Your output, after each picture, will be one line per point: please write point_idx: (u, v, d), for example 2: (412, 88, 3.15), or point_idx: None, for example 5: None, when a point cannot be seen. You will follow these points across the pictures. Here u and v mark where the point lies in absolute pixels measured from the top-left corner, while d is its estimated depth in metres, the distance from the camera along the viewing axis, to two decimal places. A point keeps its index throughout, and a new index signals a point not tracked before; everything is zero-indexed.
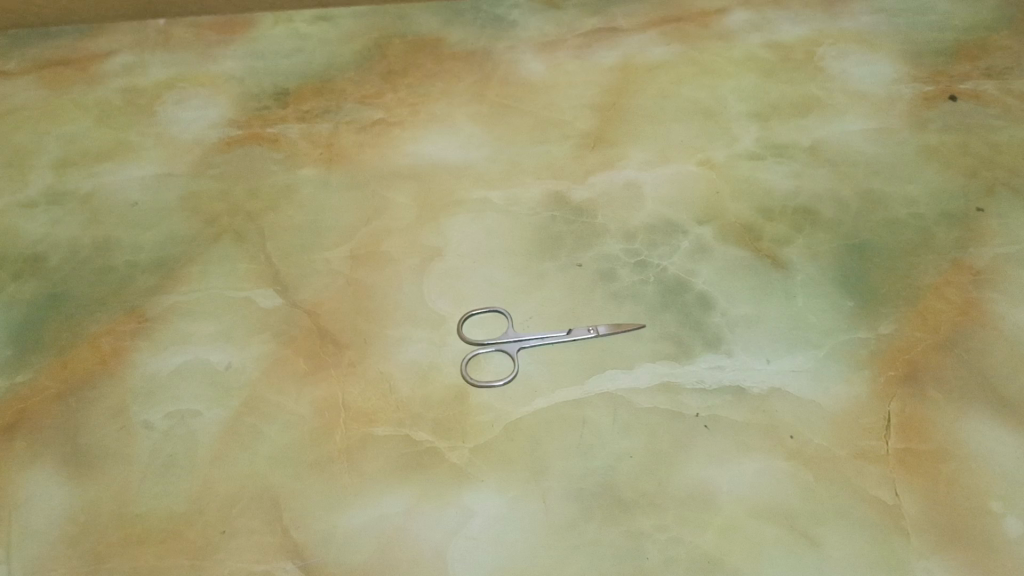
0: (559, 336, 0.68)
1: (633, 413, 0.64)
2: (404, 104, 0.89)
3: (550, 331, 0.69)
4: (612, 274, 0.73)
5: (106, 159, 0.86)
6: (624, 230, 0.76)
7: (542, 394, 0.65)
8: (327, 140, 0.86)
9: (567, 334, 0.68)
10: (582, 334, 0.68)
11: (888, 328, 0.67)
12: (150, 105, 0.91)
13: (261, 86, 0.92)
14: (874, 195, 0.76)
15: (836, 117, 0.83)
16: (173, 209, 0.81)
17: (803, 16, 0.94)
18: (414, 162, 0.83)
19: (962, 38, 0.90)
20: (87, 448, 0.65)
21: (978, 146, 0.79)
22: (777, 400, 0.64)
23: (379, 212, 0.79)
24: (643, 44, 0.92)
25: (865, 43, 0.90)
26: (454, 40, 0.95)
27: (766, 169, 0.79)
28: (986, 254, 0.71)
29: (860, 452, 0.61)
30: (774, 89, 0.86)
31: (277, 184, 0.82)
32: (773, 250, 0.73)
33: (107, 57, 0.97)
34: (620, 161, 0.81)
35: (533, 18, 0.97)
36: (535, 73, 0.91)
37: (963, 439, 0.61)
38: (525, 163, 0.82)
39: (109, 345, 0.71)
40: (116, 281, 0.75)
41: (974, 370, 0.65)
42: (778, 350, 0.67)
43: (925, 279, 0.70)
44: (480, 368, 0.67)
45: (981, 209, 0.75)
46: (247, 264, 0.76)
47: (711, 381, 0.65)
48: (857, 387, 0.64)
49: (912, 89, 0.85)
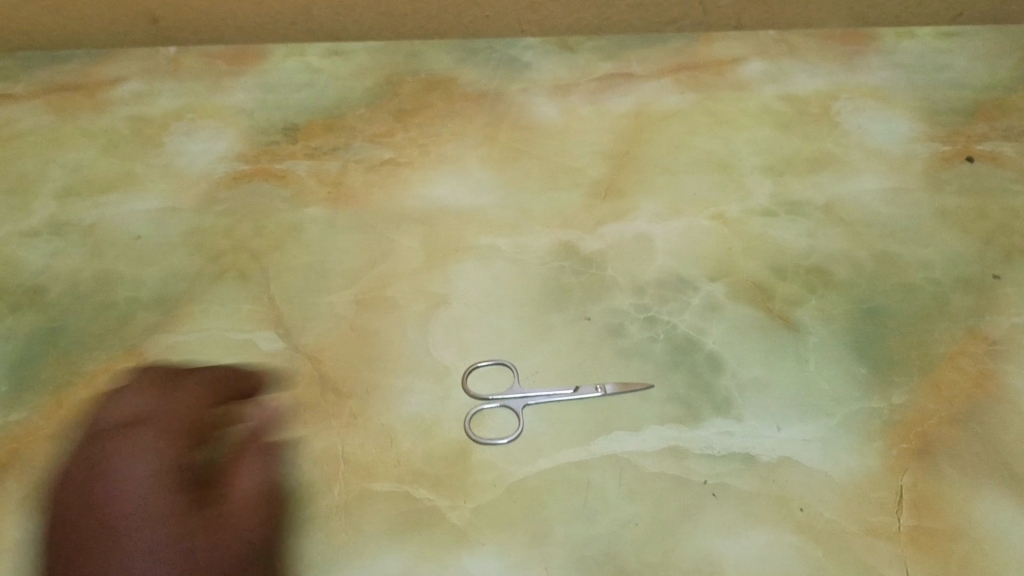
0: (565, 394, 0.67)
1: (639, 478, 0.62)
2: (415, 145, 0.88)
3: (555, 388, 0.68)
4: (620, 330, 0.71)
5: (111, 190, 0.85)
6: (634, 284, 0.74)
7: (546, 454, 0.64)
8: (336, 179, 0.85)
9: (574, 392, 0.67)
10: (589, 393, 0.66)
11: (900, 398, 0.66)
12: (157, 135, 0.90)
13: (271, 120, 0.91)
14: (889, 257, 0.75)
15: (852, 174, 0.82)
16: (177, 244, 0.80)
17: (820, 68, 0.93)
18: (422, 205, 0.82)
19: (979, 97, 0.89)
20: None
21: (995, 210, 0.78)
22: (787, 470, 0.62)
23: (386, 256, 0.78)
24: (658, 91, 0.91)
25: (882, 99, 0.89)
26: (467, 80, 0.94)
27: (779, 226, 0.78)
28: (1003, 324, 0.70)
29: (871, 529, 0.59)
30: (789, 143, 0.85)
31: (283, 223, 0.81)
32: (785, 311, 0.72)
33: (116, 83, 0.96)
34: (631, 212, 0.80)
35: (547, 61, 0.96)
36: (548, 117, 0.90)
37: (976, 518, 0.60)
38: (535, 211, 0.81)
39: (105, 386, 0.69)
40: (116, 318, 0.74)
41: (988, 446, 0.63)
42: (789, 417, 0.65)
43: (939, 347, 0.69)
44: (487, 422, 0.66)
45: (997, 276, 0.73)
46: (250, 305, 0.74)
47: (719, 447, 0.64)
48: (868, 459, 0.63)
49: (928, 148, 0.84)
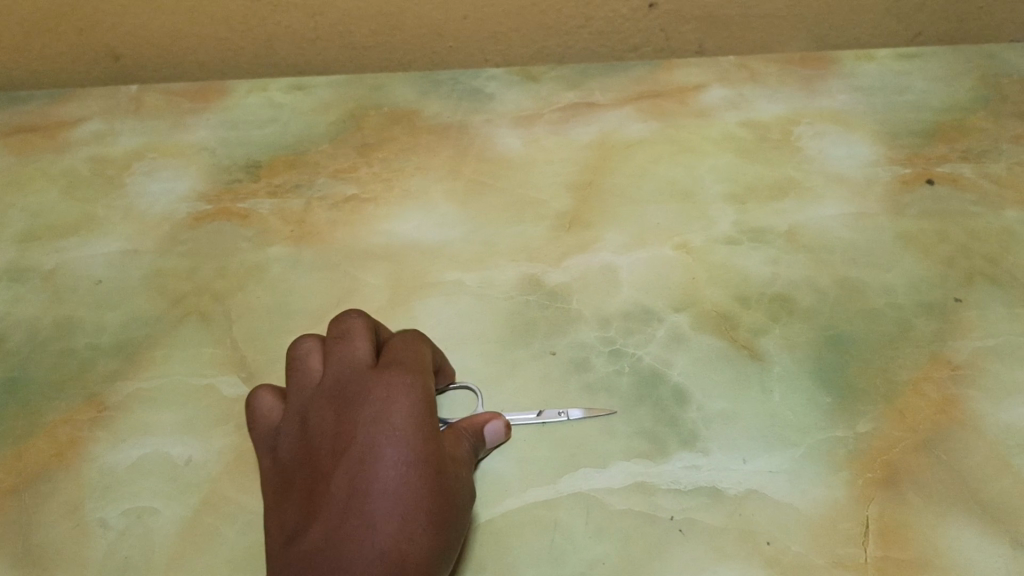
0: (529, 417, 0.67)
1: (606, 516, 0.62)
2: (379, 179, 0.88)
3: (520, 412, 0.68)
4: (586, 364, 0.71)
5: (71, 234, 0.84)
6: (599, 316, 0.74)
7: (512, 494, 0.64)
8: (299, 217, 0.84)
9: (538, 414, 0.67)
10: (552, 416, 0.67)
11: (866, 427, 0.66)
12: (119, 176, 0.90)
13: (233, 158, 0.90)
14: (852, 283, 0.75)
15: (814, 201, 0.82)
16: (139, 288, 0.79)
17: (781, 93, 0.94)
18: (387, 242, 0.81)
19: (939, 118, 0.90)
20: (38, 548, 0.62)
21: (956, 233, 0.79)
22: (754, 503, 0.62)
23: (351, 294, 0.77)
24: (621, 120, 0.92)
25: (843, 123, 0.90)
26: (430, 113, 0.94)
27: (743, 255, 0.78)
28: (965, 348, 0.70)
29: (839, 561, 0.59)
30: (751, 170, 0.86)
31: (246, 263, 0.80)
32: (750, 340, 0.72)
33: (76, 124, 0.95)
34: (595, 244, 0.80)
35: (510, 91, 0.96)
36: (511, 148, 0.90)
37: (943, 547, 0.60)
38: (500, 245, 0.80)
39: (66, 436, 0.68)
40: (76, 366, 0.73)
41: (953, 473, 0.63)
42: (755, 449, 0.65)
43: (903, 374, 0.69)
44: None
45: (959, 300, 0.74)
46: (213, 349, 0.74)
47: (686, 481, 0.64)
48: (835, 490, 0.63)
49: (889, 172, 0.85)
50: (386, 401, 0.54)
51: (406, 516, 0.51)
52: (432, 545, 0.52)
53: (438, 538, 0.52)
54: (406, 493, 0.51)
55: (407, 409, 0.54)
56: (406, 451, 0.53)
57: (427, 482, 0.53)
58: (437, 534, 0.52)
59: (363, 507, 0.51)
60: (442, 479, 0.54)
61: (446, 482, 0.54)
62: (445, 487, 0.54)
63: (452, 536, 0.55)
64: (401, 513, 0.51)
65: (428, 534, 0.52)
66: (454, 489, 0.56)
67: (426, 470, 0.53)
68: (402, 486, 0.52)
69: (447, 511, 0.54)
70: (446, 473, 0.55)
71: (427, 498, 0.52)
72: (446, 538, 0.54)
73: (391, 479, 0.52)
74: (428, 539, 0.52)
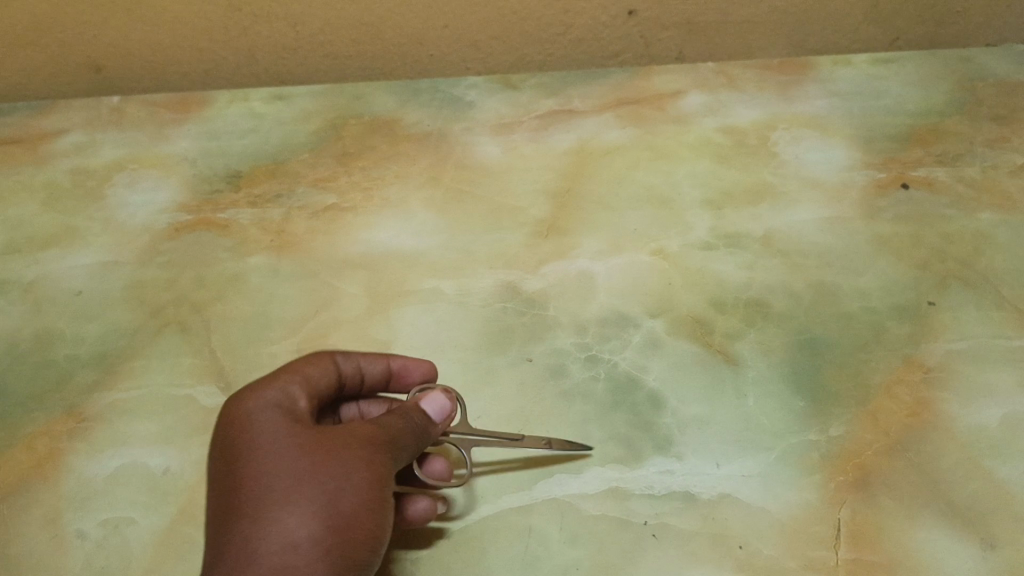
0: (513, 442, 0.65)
1: (580, 521, 0.62)
2: (358, 188, 0.88)
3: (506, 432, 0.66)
4: (562, 370, 0.72)
5: (52, 246, 0.85)
6: (575, 322, 0.75)
7: (488, 500, 0.64)
8: (279, 226, 0.85)
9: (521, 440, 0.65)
10: (535, 446, 0.65)
11: (838, 430, 0.66)
12: (99, 187, 0.90)
13: (214, 168, 0.91)
14: (826, 287, 0.76)
15: (790, 206, 0.83)
16: (118, 299, 0.79)
17: (758, 99, 0.94)
18: (365, 250, 0.82)
19: (915, 122, 0.90)
20: (14, 559, 0.62)
21: (930, 236, 0.79)
22: (727, 507, 0.63)
23: (329, 303, 0.78)
24: (599, 127, 0.92)
25: (820, 128, 0.91)
26: (410, 121, 0.95)
27: (718, 260, 0.79)
28: (938, 351, 0.71)
29: (810, 564, 0.60)
30: (728, 175, 0.86)
31: (226, 273, 0.81)
32: (725, 345, 0.72)
33: (57, 135, 0.96)
34: (572, 250, 0.80)
35: (490, 99, 0.97)
36: (491, 156, 0.90)
37: (913, 549, 0.60)
38: (478, 253, 0.81)
39: (44, 447, 0.69)
40: (55, 377, 0.73)
41: (924, 475, 0.64)
42: (729, 454, 0.66)
43: (876, 377, 0.69)
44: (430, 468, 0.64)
45: (932, 303, 0.74)
46: (191, 359, 0.74)
47: (660, 486, 0.64)
48: (807, 493, 0.63)
49: (865, 176, 0.85)
50: (238, 415, 0.55)
51: (267, 506, 0.51)
52: (308, 518, 0.51)
53: (314, 509, 0.51)
54: (259, 488, 0.52)
55: (261, 414, 0.55)
56: (258, 450, 0.53)
57: (282, 466, 0.52)
58: (315, 506, 0.51)
59: (230, 513, 0.52)
60: (310, 452, 0.53)
61: (320, 453, 0.53)
62: (316, 459, 0.53)
63: (354, 497, 0.53)
64: (262, 505, 0.51)
65: (299, 510, 0.51)
66: (342, 452, 0.53)
67: (279, 457, 0.53)
68: (257, 481, 0.52)
69: (330, 477, 0.52)
70: (323, 444, 0.54)
71: (286, 480, 0.52)
72: (337, 506, 0.52)
73: (245, 480, 0.52)
74: (301, 515, 0.51)
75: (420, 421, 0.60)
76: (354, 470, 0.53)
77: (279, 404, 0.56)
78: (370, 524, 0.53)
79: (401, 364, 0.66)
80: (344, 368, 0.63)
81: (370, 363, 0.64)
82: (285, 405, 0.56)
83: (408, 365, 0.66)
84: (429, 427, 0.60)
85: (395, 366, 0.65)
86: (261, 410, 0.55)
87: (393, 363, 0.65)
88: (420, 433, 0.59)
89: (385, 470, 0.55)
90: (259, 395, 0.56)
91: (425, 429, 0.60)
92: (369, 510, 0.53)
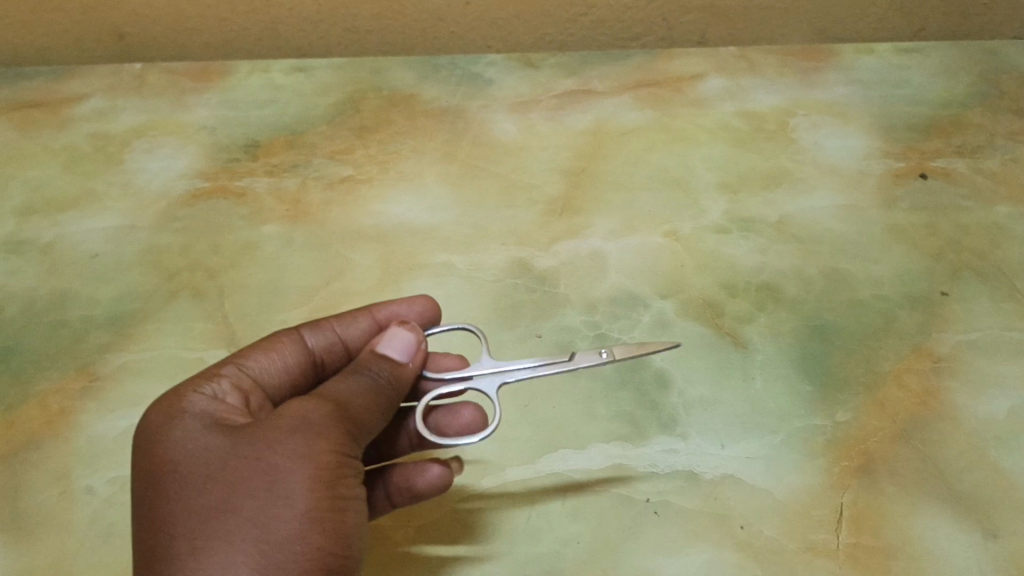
0: (559, 363, 0.62)
1: (582, 496, 0.63)
2: (374, 161, 0.88)
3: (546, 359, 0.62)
4: (570, 347, 0.72)
5: (70, 209, 0.85)
6: (585, 301, 0.75)
7: (492, 472, 0.64)
8: (294, 196, 0.85)
9: (569, 361, 0.62)
10: (589, 360, 0.62)
11: (845, 416, 0.66)
12: (118, 153, 0.91)
13: (232, 137, 0.91)
14: (839, 274, 0.76)
15: (806, 192, 0.83)
16: (134, 263, 0.80)
17: (778, 84, 0.94)
18: (379, 223, 0.82)
19: (935, 113, 0.90)
20: (25, 512, 0.64)
21: (946, 227, 0.79)
22: (730, 488, 0.63)
23: (341, 273, 0.78)
24: (617, 108, 0.92)
25: (839, 115, 0.90)
26: (428, 97, 0.95)
27: (731, 243, 0.78)
28: (948, 341, 0.71)
29: (811, 546, 0.60)
30: (745, 160, 0.86)
31: (240, 241, 0.81)
32: (734, 328, 0.72)
33: (78, 100, 0.96)
34: (585, 229, 0.80)
35: (509, 77, 0.97)
36: (507, 133, 0.90)
37: (914, 536, 0.60)
38: (491, 228, 0.81)
39: (56, 405, 0.70)
40: (69, 337, 0.74)
41: (929, 463, 0.64)
42: (734, 435, 0.66)
43: (885, 365, 0.69)
44: (453, 419, 0.61)
45: (945, 293, 0.74)
46: (204, 324, 0.75)
47: (663, 465, 0.64)
48: (810, 477, 0.63)
49: (882, 165, 0.85)
50: (156, 439, 0.50)
51: (186, 558, 0.44)
52: (238, 563, 0.44)
53: (244, 540, 0.44)
54: (179, 531, 0.45)
55: (179, 434, 0.49)
56: (178, 474, 0.47)
57: (198, 498, 0.46)
58: (246, 535, 0.45)
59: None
60: (234, 472, 0.47)
61: (245, 466, 0.47)
62: (240, 478, 0.46)
63: (294, 516, 0.45)
64: (181, 558, 0.44)
65: (226, 559, 0.44)
66: (275, 455, 0.47)
67: (200, 482, 0.47)
68: (175, 521, 0.46)
69: (262, 495, 0.46)
70: (248, 450, 0.47)
71: (210, 516, 0.46)
72: (272, 532, 0.45)
73: (163, 519, 0.46)
74: (228, 565, 0.44)
75: (384, 368, 0.54)
76: (292, 475, 0.46)
77: (201, 399, 0.51)
78: (327, 535, 0.46)
79: (388, 316, 0.63)
80: (312, 342, 0.60)
81: (348, 326, 0.62)
82: (212, 395, 0.52)
83: (400, 313, 0.63)
84: (396, 369, 0.55)
85: (382, 319, 0.63)
86: (180, 417, 0.50)
87: (378, 317, 0.62)
88: (386, 381, 0.54)
89: (338, 452, 0.48)
90: (178, 393, 0.52)
91: (394, 373, 0.55)
92: (315, 523, 0.46)
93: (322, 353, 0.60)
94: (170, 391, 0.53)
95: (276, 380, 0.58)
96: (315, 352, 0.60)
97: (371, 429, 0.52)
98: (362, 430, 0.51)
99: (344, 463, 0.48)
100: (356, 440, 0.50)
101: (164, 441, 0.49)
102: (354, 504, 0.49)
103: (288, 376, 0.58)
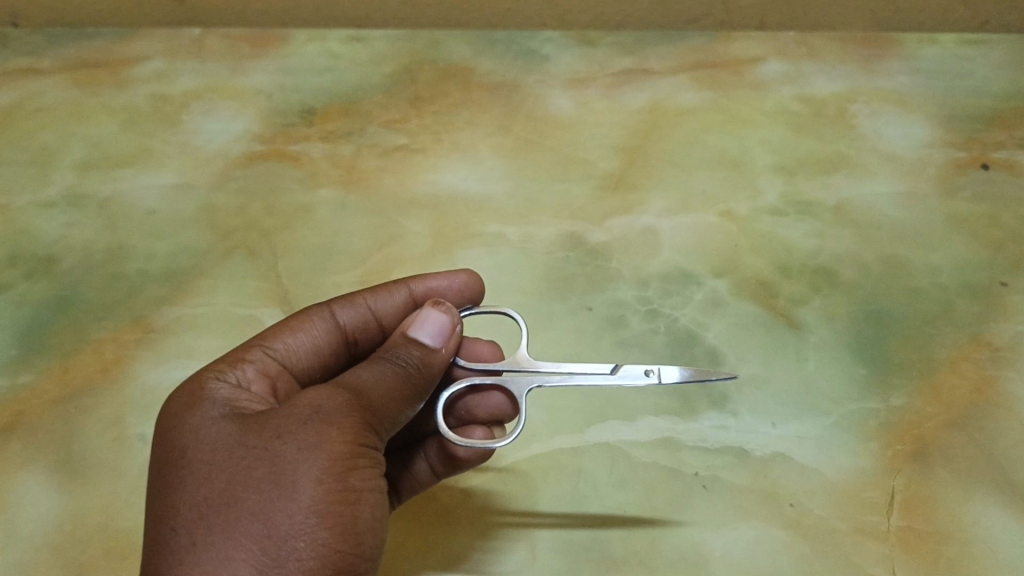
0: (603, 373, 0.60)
1: (631, 465, 0.63)
2: (428, 131, 0.89)
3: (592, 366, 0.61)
4: (622, 321, 0.72)
5: (129, 165, 0.87)
6: (637, 276, 0.75)
7: (540, 439, 0.65)
8: (349, 162, 0.85)
9: (612, 372, 0.60)
10: (636, 378, 0.59)
11: (899, 401, 0.65)
12: (176, 113, 0.92)
13: (288, 102, 0.92)
14: (896, 261, 0.75)
15: (865, 177, 0.82)
16: (190, 221, 0.81)
17: (839, 71, 0.92)
18: (432, 191, 0.82)
19: (999, 105, 0.88)
20: (79, 455, 0.65)
21: (1008, 218, 0.78)
22: (780, 466, 0.62)
23: (394, 239, 0.79)
24: (675, 88, 0.91)
25: (900, 104, 0.89)
26: (484, 70, 0.95)
27: (787, 226, 0.78)
28: (1007, 332, 0.69)
29: (861, 528, 0.59)
30: (803, 144, 0.85)
31: (295, 204, 0.82)
32: (788, 309, 0.71)
33: (139, 62, 0.97)
34: (640, 207, 0.80)
35: (565, 54, 0.96)
36: (562, 109, 0.90)
37: (966, 523, 0.59)
38: (544, 201, 0.81)
39: (111, 354, 0.71)
40: (125, 289, 0.75)
41: (983, 450, 0.63)
42: (785, 415, 0.65)
43: (942, 353, 0.68)
44: (482, 401, 0.63)
45: (1004, 284, 0.73)
46: (258, 282, 0.76)
47: (713, 441, 0.64)
48: (863, 460, 0.62)
49: (944, 155, 0.83)
50: (172, 425, 0.49)
51: (186, 553, 0.43)
52: (239, 560, 0.42)
53: (247, 535, 0.43)
54: (182, 523, 0.44)
55: (193, 422, 0.48)
56: (186, 464, 0.46)
57: (202, 488, 0.45)
58: (249, 529, 0.43)
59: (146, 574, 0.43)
60: (241, 462, 0.45)
61: (253, 458, 0.45)
62: (247, 470, 0.45)
63: (300, 511, 0.44)
64: (181, 552, 0.43)
65: (226, 554, 0.42)
66: (283, 447, 0.46)
67: (205, 473, 0.45)
68: (178, 513, 0.44)
69: (268, 488, 0.44)
70: (256, 440, 0.46)
71: (213, 508, 0.44)
72: (277, 528, 0.43)
73: (166, 509, 0.45)
74: (228, 561, 0.42)
75: (414, 354, 0.54)
76: (300, 468, 0.45)
77: (224, 387, 0.51)
78: (334, 531, 0.45)
79: (425, 291, 0.64)
80: (343, 318, 0.61)
81: (385, 299, 0.63)
82: (235, 382, 0.52)
83: (436, 288, 0.64)
84: (427, 354, 0.55)
85: (418, 293, 0.63)
86: (197, 404, 0.50)
87: (415, 291, 0.63)
88: (414, 367, 0.53)
89: (352, 442, 0.47)
90: (201, 379, 0.52)
91: (423, 358, 0.54)
92: (321, 518, 0.44)
93: (354, 330, 0.61)
94: (193, 376, 0.52)
95: (308, 356, 0.58)
96: (346, 328, 0.61)
97: (395, 418, 0.51)
98: (384, 420, 0.50)
99: (357, 454, 0.47)
100: (375, 429, 0.49)
101: (176, 429, 0.49)
102: (369, 497, 0.47)
103: (317, 354, 0.59)
